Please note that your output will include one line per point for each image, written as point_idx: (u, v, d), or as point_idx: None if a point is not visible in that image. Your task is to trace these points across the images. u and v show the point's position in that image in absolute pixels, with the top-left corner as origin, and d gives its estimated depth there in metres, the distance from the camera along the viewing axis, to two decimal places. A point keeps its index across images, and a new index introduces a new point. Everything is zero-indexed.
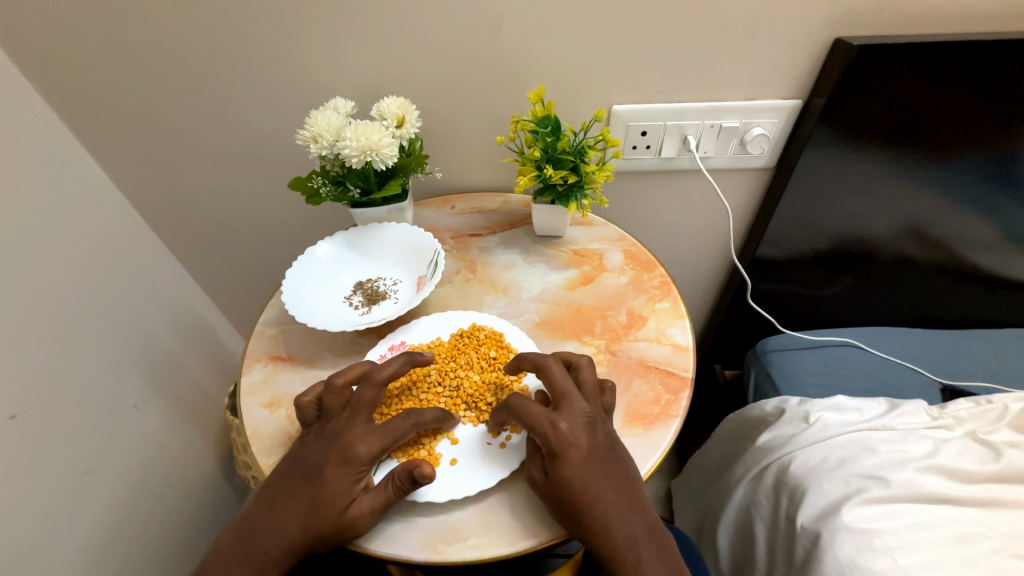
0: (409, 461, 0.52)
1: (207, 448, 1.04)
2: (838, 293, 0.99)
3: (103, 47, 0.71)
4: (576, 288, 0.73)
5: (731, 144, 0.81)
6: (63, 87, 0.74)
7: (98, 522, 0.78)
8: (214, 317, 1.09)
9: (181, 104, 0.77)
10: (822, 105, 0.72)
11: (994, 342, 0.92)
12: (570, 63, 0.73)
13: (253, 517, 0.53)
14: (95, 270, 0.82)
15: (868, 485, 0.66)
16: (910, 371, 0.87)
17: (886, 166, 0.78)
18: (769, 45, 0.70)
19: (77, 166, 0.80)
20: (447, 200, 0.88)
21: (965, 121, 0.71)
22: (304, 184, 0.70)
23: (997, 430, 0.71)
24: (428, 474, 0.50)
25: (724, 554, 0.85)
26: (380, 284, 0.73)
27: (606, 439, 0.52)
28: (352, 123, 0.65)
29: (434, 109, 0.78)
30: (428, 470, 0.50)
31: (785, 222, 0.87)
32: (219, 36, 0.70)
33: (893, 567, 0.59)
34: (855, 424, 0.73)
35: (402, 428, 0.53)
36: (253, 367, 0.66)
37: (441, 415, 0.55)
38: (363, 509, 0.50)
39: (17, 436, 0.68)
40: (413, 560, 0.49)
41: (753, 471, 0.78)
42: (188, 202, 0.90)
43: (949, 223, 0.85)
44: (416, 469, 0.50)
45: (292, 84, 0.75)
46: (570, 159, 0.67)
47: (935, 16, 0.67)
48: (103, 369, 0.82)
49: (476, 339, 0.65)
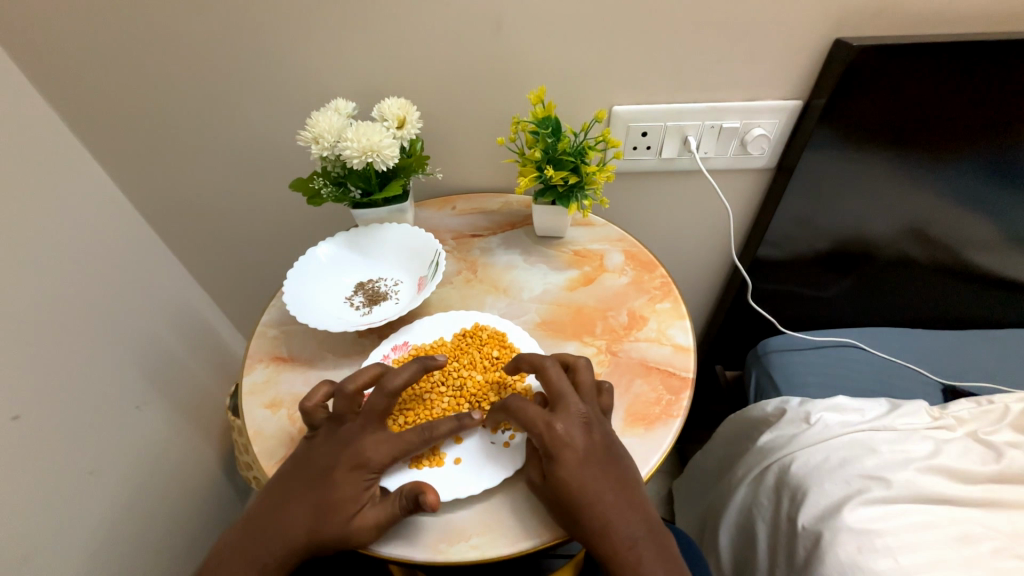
0: (416, 480, 0.50)
1: (209, 449, 1.04)
2: (839, 293, 0.99)
3: (107, 50, 0.71)
4: (577, 288, 0.73)
5: (732, 145, 0.81)
6: (67, 89, 0.75)
7: (100, 521, 0.78)
8: (215, 317, 1.09)
9: (184, 105, 0.77)
10: (823, 106, 0.72)
11: (995, 342, 0.92)
12: (570, 63, 0.73)
13: (257, 519, 0.53)
14: (96, 270, 0.83)
15: (869, 486, 0.66)
16: (911, 371, 0.87)
17: (889, 166, 0.78)
18: (770, 45, 0.70)
19: (77, 166, 0.80)
20: (448, 201, 0.88)
21: (962, 121, 0.71)
22: (305, 185, 0.71)
23: (999, 431, 0.71)
24: (433, 502, 0.48)
25: (724, 554, 0.85)
26: (381, 284, 0.74)
27: (603, 439, 0.52)
28: (353, 124, 0.65)
29: (435, 110, 0.78)
30: (433, 500, 0.48)
31: (787, 223, 0.88)
32: (220, 36, 0.70)
33: (894, 568, 0.59)
34: (856, 424, 0.72)
35: (415, 440, 0.52)
36: (255, 367, 0.67)
37: (458, 425, 0.53)
38: (368, 520, 0.49)
39: (21, 436, 0.68)
40: (414, 560, 0.49)
41: (754, 471, 0.78)
42: (190, 203, 0.90)
43: (952, 224, 0.85)
44: (422, 495, 0.49)
45: (294, 85, 0.75)
46: (571, 160, 0.67)
47: (934, 17, 0.67)
48: (105, 369, 0.82)
49: (479, 338, 0.65)
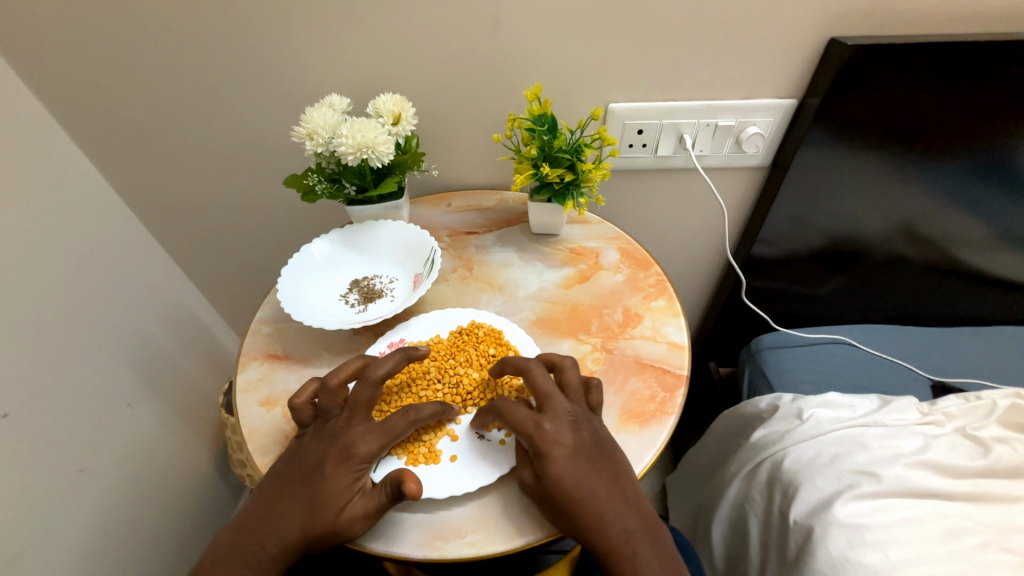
0: (398, 472, 0.51)
1: (202, 449, 1.04)
2: (832, 290, 1.00)
3: (98, 45, 0.70)
4: (572, 286, 0.73)
5: (727, 143, 0.81)
6: (58, 85, 0.73)
7: (91, 521, 0.78)
8: (208, 315, 1.08)
9: (176, 101, 0.76)
10: (817, 105, 0.72)
11: (983, 339, 0.93)
12: (566, 60, 0.73)
13: (252, 516, 0.52)
14: (88, 267, 0.82)
15: (860, 481, 0.67)
16: (901, 368, 0.88)
17: (881, 165, 0.78)
18: (765, 45, 0.71)
19: (68, 163, 0.79)
20: (444, 198, 0.88)
21: (952, 121, 0.72)
22: (299, 181, 0.69)
23: (986, 427, 0.72)
24: (413, 490, 0.48)
25: (717, 549, 0.86)
26: (377, 282, 0.73)
27: (591, 437, 0.53)
28: (348, 120, 0.64)
29: (430, 107, 0.78)
30: (414, 489, 0.49)
31: (780, 221, 0.88)
32: (212, 30, 0.69)
33: (884, 561, 0.60)
34: (847, 421, 0.73)
35: (402, 425, 0.53)
36: (250, 365, 0.66)
37: (441, 409, 0.55)
38: (357, 511, 0.49)
39: (11, 437, 0.67)
40: (410, 557, 0.49)
41: (747, 467, 0.79)
42: (184, 201, 0.89)
43: (942, 222, 0.86)
44: (403, 484, 0.49)
45: (288, 81, 0.74)
46: (567, 157, 0.67)
47: (928, 16, 0.67)
48: (96, 366, 0.81)
49: (475, 336, 0.65)
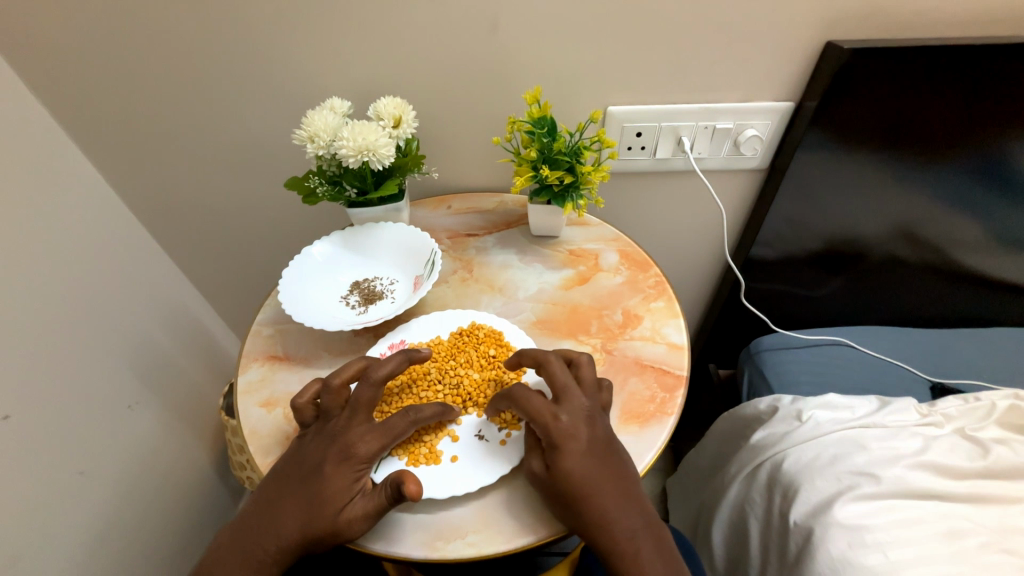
0: (398, 472, 0.51)
1: (203, 451, 1.04)
2: (830, 292, 1.00)
3: (101, 48, 0.70)
4: (572, 287, 0.74)
5: (725, 146, 0.82)
6: (61, 88, 0.74)
7: (90, 523, 0.78)
8: (208, 317, 1.09)
9: (178, 104, 0.77)
10: (814, 107, 0.73)
11: (981, 340, 0.93)
12: (565, 63, 0.73)
13: (252, 516, 0.53)
14: (90, 270, 0.82)
15: (859, 482, 0.67)
16: (900, 369, 0.88)
17: (880, 166, 0.79)
18: (762, 48, 0.71)
19: (70, 166, 0.80)
20: (444, 200, 0.88)
21: (949, 123, 0.73)
22: (300, 183, 0.70)
23: (985, 428, 0.72)
24: (412, 491, 0.48)
25: (718, 551, 0.86)
26: (377, 283, 0.73)
27: (604, 434, 0.53)
28: (349, 123, 0.65)
29: (430, 110, 0.78)
30: (414, 489, 0.49)
31: (778, 223, 0.89)
32: (214, 33, 0.70)
33: (883, 563, 0.60)
34: (846, 422, 0.73)
35: (402, 426, 0.53)
36: (250, 367, 0.66)
37: (442, 409, 0.55)
38: (356, 512, 0.49)
39: (12, 438, 0.68)
40: (411, 558, 0.49)
41: (747, 469, 0.79)
42: (185, 204, 0.90)
43: (939, 224, 0.86)
44: (403, 485, 0.49)
45: (289, 83, 0.75)
46: (566, 159, 0.67)
47: (923, 20, 0.68)
48: (96, 367, 0.82)
49: (476, 337, 0.65)
